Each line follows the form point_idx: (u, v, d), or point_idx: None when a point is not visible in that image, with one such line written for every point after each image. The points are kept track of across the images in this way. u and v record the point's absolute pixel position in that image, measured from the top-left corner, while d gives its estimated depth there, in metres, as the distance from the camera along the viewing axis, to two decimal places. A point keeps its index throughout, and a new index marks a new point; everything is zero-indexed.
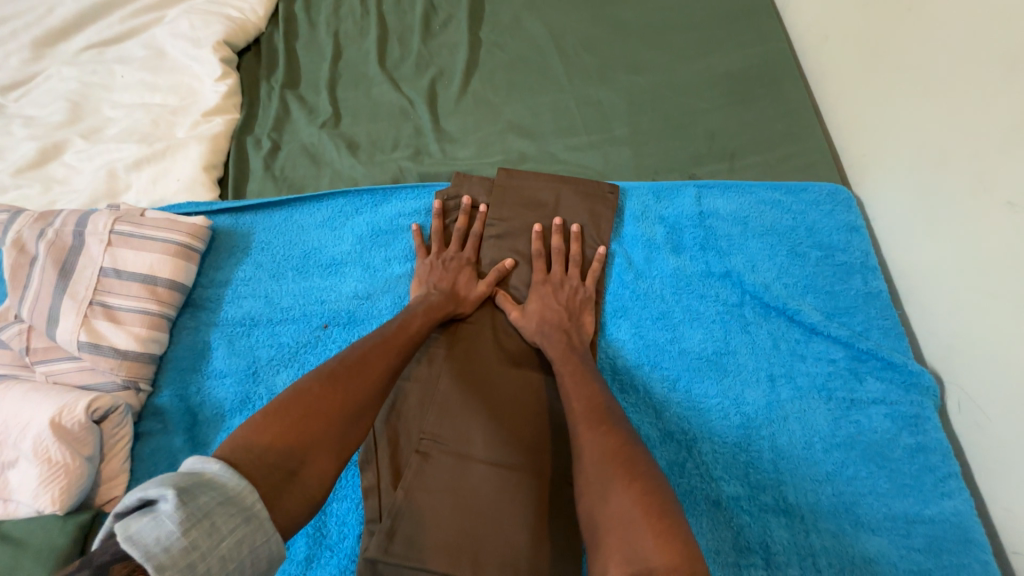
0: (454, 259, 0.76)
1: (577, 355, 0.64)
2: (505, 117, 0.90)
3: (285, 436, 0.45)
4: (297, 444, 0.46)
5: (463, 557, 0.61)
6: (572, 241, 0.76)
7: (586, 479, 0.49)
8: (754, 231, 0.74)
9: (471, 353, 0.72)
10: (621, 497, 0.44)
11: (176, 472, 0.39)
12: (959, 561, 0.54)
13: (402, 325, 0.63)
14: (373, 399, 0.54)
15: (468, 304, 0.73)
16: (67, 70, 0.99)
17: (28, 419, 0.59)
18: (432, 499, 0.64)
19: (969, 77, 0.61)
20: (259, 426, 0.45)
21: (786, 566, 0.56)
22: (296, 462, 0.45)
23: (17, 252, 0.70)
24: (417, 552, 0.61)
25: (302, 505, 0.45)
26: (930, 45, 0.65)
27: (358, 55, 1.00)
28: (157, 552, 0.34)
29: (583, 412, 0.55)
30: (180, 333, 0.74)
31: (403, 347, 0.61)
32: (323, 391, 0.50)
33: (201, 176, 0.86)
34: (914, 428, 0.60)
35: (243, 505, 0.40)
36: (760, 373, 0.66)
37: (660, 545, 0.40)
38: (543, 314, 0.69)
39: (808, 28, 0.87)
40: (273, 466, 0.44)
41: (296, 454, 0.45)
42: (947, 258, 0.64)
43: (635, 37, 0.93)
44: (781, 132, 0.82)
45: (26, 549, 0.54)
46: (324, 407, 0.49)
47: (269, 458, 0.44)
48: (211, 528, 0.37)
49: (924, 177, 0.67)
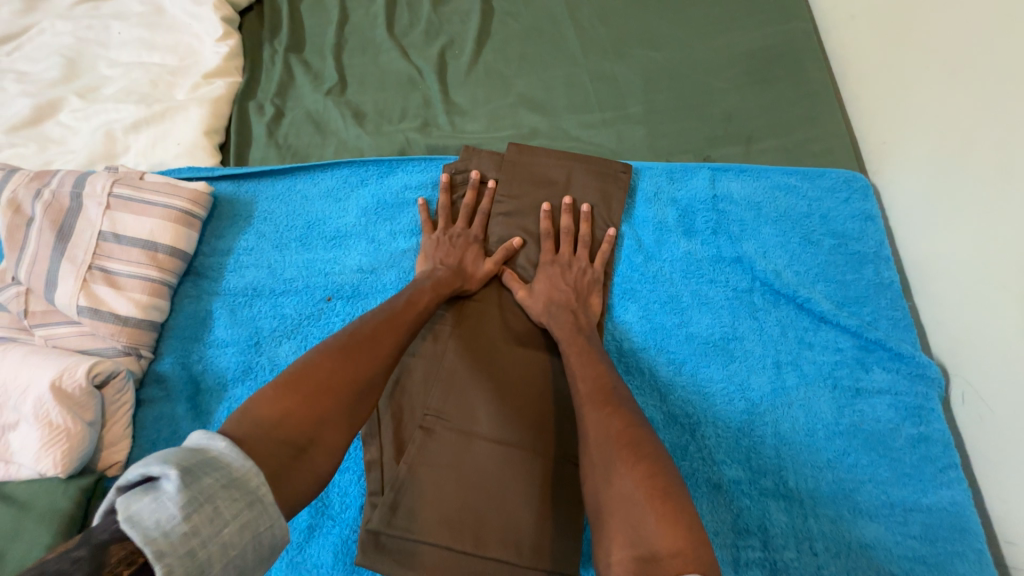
0: (461, 236, 0.74)
1: (584, 335, 0.63)
2: (517, 90, 0.87)
3: (295, 411, 0.45)
4: (307, 419, 0.45)
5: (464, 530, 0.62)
6: (582, 221, 0.74)
7: (592, 460, 0.49)
8: (768, 217, 0.73)
9: (477, 331, 0.72)
10: (625, 478, 0.45)
11: (180, 448, 0.38)
12: (954, 549, 0.55)
13: (409, 300, 0.62)
14: (379, 376, 0.53)
15: (474, 281, 0.71)
16: (61, 24, 0.95)
17: (27, 382, 0.58)
18: (435, 475, 0.64)
19: (999, 63, 0.59)
20: (269, 401, 0.45)
21: (783, 548, 0.57)
22: (307, 436, 0.45)
23: (13, 213, 0.68)
24: (419, 525, 0.62)
25: (310, 482, 0.44)
26: (961, 28, 0.63)
27: (364, 19, 0.96)
28: (156, 537, 0.33)
29: (588, 393, 0.55)
30: (181, 301, 0.73)
31: (411, 323, 0.60)
32: (332, 367, 0.49)
33: (202, 141, 0.83)
34: (917, 419, 0.60)
35: (248, 488, 0.38)
36: (767, 360, 0.65)
37: (662, 526, 0.41)
38: (552, 295, 0.68)
39: (833, 7, 0.84)
40: (284, 441, 0.43)
41: (306, 428, 0.45)
42: (962, 251, 0.63)
43: (654, 10, 0.90)
44: (801, 116, 0.80)
45: (29, 511, 0.54)
46: (334, 382, 0.49)
47: (280, 433, 0.43)
48: (214, 513, 0.35)
49: (945, 167, 0.65)
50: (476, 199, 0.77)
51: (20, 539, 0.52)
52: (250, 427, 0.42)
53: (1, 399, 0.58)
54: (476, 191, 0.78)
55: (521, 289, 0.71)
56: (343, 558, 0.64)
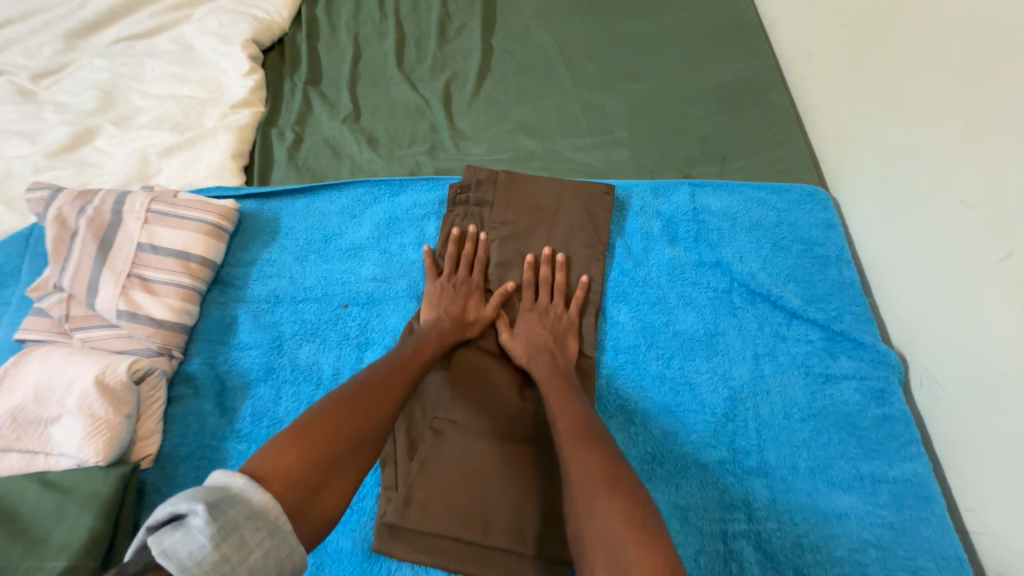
0: (462, 284, 0.79)
1: (561, 374, 0.68)
2: (515, 117, 0.97)
3: (310, 453, 0.50)
4: (319, 465, 0.49)
5: (474, 519, 0.67)
6: (557, 270, 0.80)
7: (573, 495, 0.53)
8: (742, 226, 0.81)
9: (472, 366, 0.76)
10: (607, 511, 0.49)
11: (204, 487, 0.43)
12: (919, 515, 0.60)
13: (415, 349, 0.68)
14: (386, 421, 0.57)
15: (475, 328, 0.76)
16: (98, 61, 1.04)
17: (72, 377, 0.63)
18: (446, 470, 0.69)
19: (921, 93, 0.69)
20: (286, 445, 0.49)
21: (766, 520, 0.62)
22: (319, 473, 0.49)
23: (60, 227, 0.74)
24: (431, 517, 0.67)
25: (320, 521, 0.48)
26: (891, 64, 0.74)
27: (376, 56, 1.06)
28: (190, 565, 0.38)
29: (566, 432, 0.58)
30: (209, 307, 0.79)
31: (416, 370, 0.65)
32: (342, 415, 0.54)
33: (229, 163, 0.91)
34: (881, 400, 0.67)
35: (269, 519, 0.44)
36: (746, 352, 0.72)
37: (640, 554, 0.45)
38: (531, 338, 0.73)
39: (791, 44, 0.96)
40: (298, 479, 0.48)
41: (319, 466, 0.49)
42: (910, 253, 0.71)
43: (635, 48, 1.02)
44: (768, 139, 0.90)
45: (71, 497, 0.57)
46: (345, 428, 0.53)
47: (295, 472, 0.48)
48: (240, 540, 0.41)
49: (891, 180, 0.74)
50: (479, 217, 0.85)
51: (64, 521, 0.55)
52: (270, 465, 0.48)
53: (43, 394, 0.63)
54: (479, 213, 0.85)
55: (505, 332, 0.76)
56: (362, 545, 0.67)
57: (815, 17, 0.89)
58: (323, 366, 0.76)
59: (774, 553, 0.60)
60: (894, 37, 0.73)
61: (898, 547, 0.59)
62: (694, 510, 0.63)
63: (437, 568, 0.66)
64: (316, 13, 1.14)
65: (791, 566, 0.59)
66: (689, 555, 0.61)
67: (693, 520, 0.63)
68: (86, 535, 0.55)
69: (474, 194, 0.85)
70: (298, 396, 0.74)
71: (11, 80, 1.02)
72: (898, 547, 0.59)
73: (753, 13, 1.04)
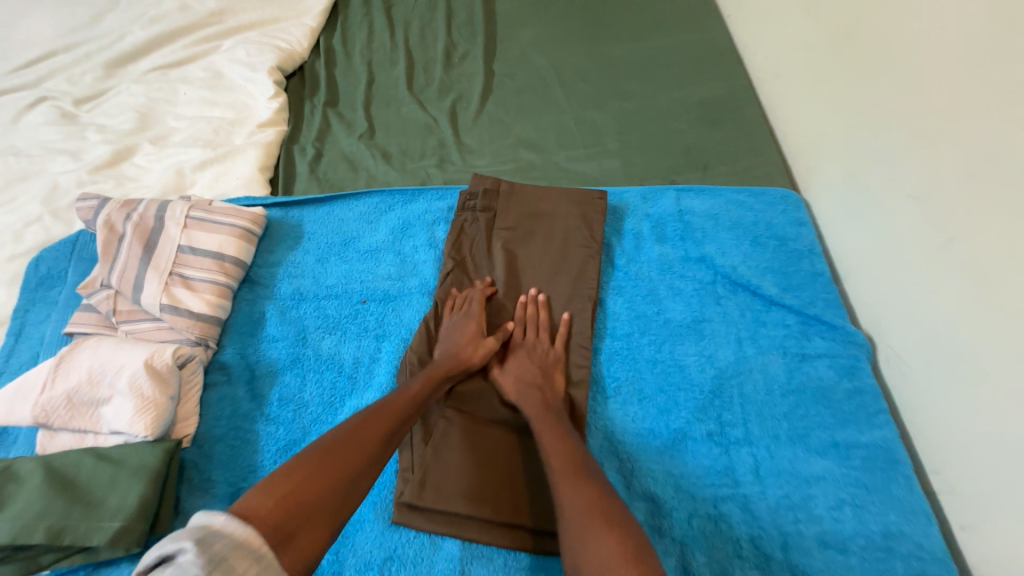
0: (461, 319, 0.81)
1: (551, 411, 0.70)
2: (516, 133, 1.07)
3: (288, 498, 0.50)
4: (298, 507, 0.50)
5: (486, 499, 0.70)
6: (541, 309, 0.83)
7: (569, 530, 0.55)
8: (724, 225, 0.90)
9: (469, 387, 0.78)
10: (604, 544, 0.51)
11: (186, 526, 0.44)
12: (889, 476, 0.67)
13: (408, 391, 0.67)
14: (371, 462, 0.57)
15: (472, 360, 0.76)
16: (135, 87, 1.15)
17: (123, 362, 0.70)
18: (457, 456, 0.73)
19: (869, 105, 0.79)
20: (266, 489, 0.50)
21: (752, 484, 0.68)
22: (298, 519, 0.49)
23: (108, 231, 0.82)
24: (445, 497, 0.70)
25: (298, 562, 0.48)
26: (844, 80, 0.84)
27: (388, 80, 1.17)
28: None
29: (560, 467, 0.61)
30: (240, 304, 0.86)
31: (406, 407, 0.65)
32: (326, 457, 0.54)
33: (257, 176, 1.00)
34: (852, 375, 0.74)
35: (252, 549, 0.45)
36: (730, 336, 0.80)
37: None
38: (521, 374, 0.76)
39: (762, 65, 1.07)
40: (278, 527, 0.48)
41: (299, 511, 0.50)
42: (871, 245, 0.80)
43: (623, 71, 1.13)
44: (744, 149, 1.00)
45: (123, 468, 0.63)
46: (327, 471, 0.54)
47: (275, 517, 0.48)
48: (229, 568, 0.43)
49: (852, 181, 0.83)
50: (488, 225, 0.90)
51: (117, 488, 0.61)
52: (249, 507, 0.48)
53: (96, 378, 0.69)
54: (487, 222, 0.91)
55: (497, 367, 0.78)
56: (382, 515, 0.71)
57: (781, 42, 1.01)
58: (344, 356, 0.83)
59: (759, 513, 0.66)
60: (846, 57, 0.83)
61: (871, 505, 0.65)
62: (686, 478, 0.69)
63: (452, 538, 0.69)
64: (333, 43, 1.25)
65: (774, 524, 0.65)
66: (682, 518, 0.66)
67: (685, 487, 0.69)
68: (137, 500, 0.61)
69: (480, 205, 0.91)
70: (321, 383, 0.80)
71: (56, 104, 1.11)
72: (871, 504, 0.65)
73: (727, 38, 1.15)
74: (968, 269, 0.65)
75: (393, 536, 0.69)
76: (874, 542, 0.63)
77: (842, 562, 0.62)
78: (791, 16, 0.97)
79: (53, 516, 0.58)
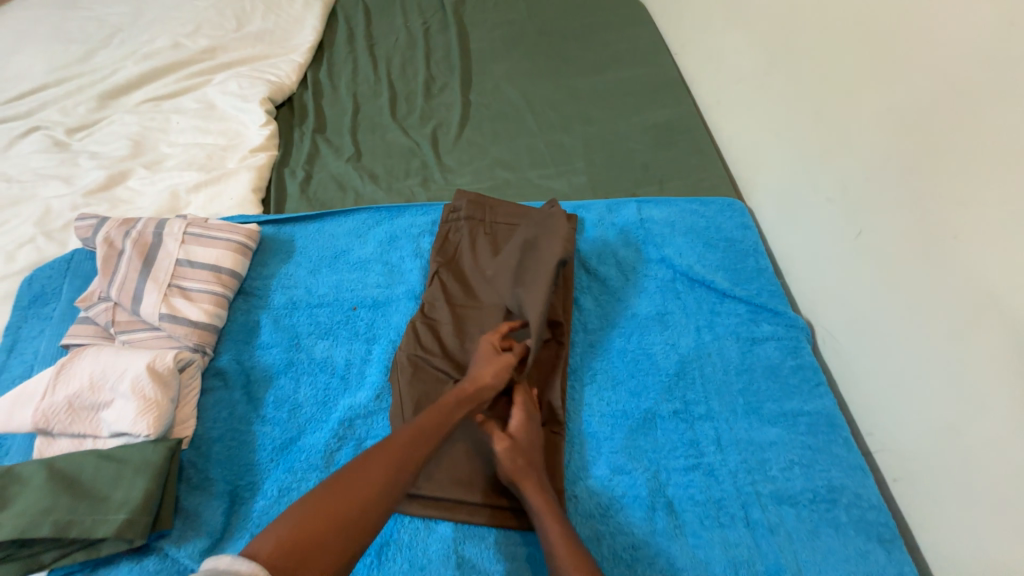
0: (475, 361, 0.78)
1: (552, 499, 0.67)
2: (493, 154, 1.18)
3: (291, 537, 0.52)
4: (300, 546, 0.51)
5: (477, 484, 0.74)
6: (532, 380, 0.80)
7: None
8: (680, 230, 1.01)
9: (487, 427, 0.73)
10: None
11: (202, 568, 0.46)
12: (830, 438, 0.77)
13: (414, 428, 0.65)
14: (378, 497, 0.58)
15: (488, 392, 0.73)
16: (128, 117, 1.20)
17: (125, 366, 0.73)
18: (449, 447, 0.77)
19: (787, 126, 0.93)
20: (273, 531, 0.52)
21: (715, 453, 0.76)
22: (293, 563, 0.50)
23: (108, 247, 0.86)
24: (437, 485, 0.74)
25: None
26: (769, 106, 0.99)
27: (373, 109, 1.27)
28: None
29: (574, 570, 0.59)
30: (235, 313, 0.91)
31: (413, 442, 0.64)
32: (330, 494, 0.56)
33: (250, 197, 1.07)
34: (794, 353, 0.85)
35: None
36: (690, 325, 0.89)
37: None
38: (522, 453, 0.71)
39: (706, 93, 1.22)
40: (276, 571, 0.49)
41: (294, 554, 0.51)
42: (803, 242, 0.92)
43: (586, 100, 1.26)
44: (694, 165, 1.13)
45: (126, 465, 0.66)
46: (333, 509, 0.55)
47: (270, 562, 0.49)
48: None
49: (784, 188, 0.96)
50: (473, 231, 0.98)
51: (121, 484, 0.64)
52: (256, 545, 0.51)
53: (98, 382, 0.72)
54: (475, 231, 0.98)
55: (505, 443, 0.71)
56: None
57: (719, 74, 1.16)
58: (337, 358, 0.88)
59: (721, 478, 0.74)
60: (769, 85, 0.98)
61: (818, 463, 0.75)
62: (657, 451, 0.77)
63: (445, 521, 0.72)
64: (320, 77, 1.35)
65: (735, 487, 0.73)
66: (655, 487, 0.74)
67: (656, 460, 0.76)
68: (142, 494, 0.64)
69: (465, 213, 0.99)
70: (315, 384, 0.85)
71: (48, 133, 1.15)
72: (817, 462, 0.75)
73: (675, 71, 1.31)
74: (876, 257, 0.77)
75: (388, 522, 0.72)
76: (820, 495, 0.72)
77: (794, 514, 0.71)
78: (726, 53, 1.13)
79: (59, 511, 0.61)
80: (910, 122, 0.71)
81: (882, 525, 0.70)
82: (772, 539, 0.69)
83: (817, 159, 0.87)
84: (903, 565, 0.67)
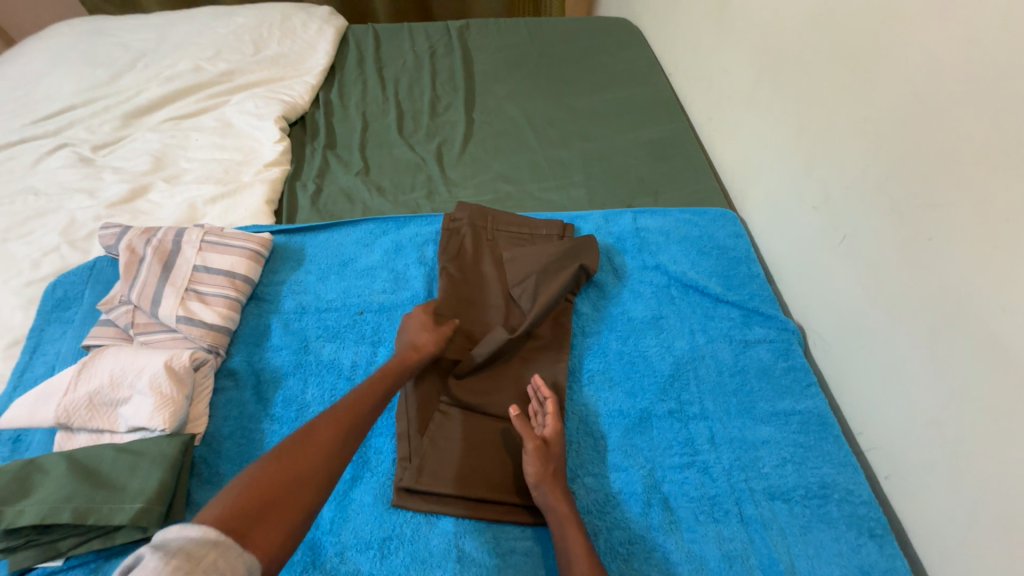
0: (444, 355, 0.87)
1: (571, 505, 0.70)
2: (495, 169, 1.23)
3: (240, 502, 0.54)
4: (250, 506, 0.54)
5: (478, 481, 0.76)
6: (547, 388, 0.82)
7: None
8: (675, 238, 1.05)
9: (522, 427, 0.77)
10: None
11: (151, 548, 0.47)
12: (822, 436, 0.79)
13: (353, 397, 0.72)
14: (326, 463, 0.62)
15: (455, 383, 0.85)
16: (150, 134, 1.27)
17: (144, 364, 0.77)
18: (451, 445, 0.79)
19: (774, 138, 0.98)
20: (223, 498, 0.54)
21: (709, 451, 0.78)
22: (245, 525, 0.52)
23: (130, 254, 0.92)
24: (440, 481, 0.76)
25: (270, 543, 0.53)
26: (756, 120, 1.04)
27: (381, 127, 1.34)
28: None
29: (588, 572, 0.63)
30: (247, 318, 0.95)
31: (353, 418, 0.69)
32: (278, 462, 0.60)
33: (263, 208, 1.12)
34: (785, 355, 0.88)
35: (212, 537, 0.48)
36: (685, 329, 0.92)
37: None
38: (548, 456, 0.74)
39: (700, 110, 1.28)
40: (229, 533, 0.51)
41: (245, 518, 0.53)
42: (792, 250, 0.97)
43: (584, 118, 1.32)
44: (688, 177, 1.18)
45: (142, 457, 0.69)
46: (283, 475, 0.58)
47: (219, 524, 0.51)
48: (187, 555, 0.45)
49: (773, 199, 1.01)
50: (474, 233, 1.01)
51: (137, 474, 0.68)
52: (207, 509, 0.53)
53: (117, 379, 0.76)
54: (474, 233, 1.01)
55: (535, 443, 0.74)
56: (380, 499, 0.75)
57: (710, 91, 1.22)
58: (343, 360, 0.91)
59: (714, 474, 0.76)
60: (756, 99, 1.03)
61: (809, 460, 0.77)
62: (652, 449, 0.79)
63: (446, 516, 0.74)
64: (331, 97, 1.42)
65: (728, 483, 0.75)
66: (650, 484, 0.75)
67: (651, 457, 0.78)
68: (157, 484, 0.67)
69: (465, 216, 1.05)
70: (322, 385, 0.87)
71: (75, 149, 1.22)
72: (809, 459, 0.77)
73: (669, 91, 1.38)
74: (859, 262, 0.80)
75: (392, 516, 0.74)
76: (812, 491, 0.74)
77: (786, 509, 0.73)
78: (716, 71, 1.19)
79: (79, 498, 0.64)
80: (881, 129, 0.75)
81: (873, 521, 0.71)
82: (766, 533, 0.71)
83: (802, 169, 0.91)
84: (896, 560, 0.68)
